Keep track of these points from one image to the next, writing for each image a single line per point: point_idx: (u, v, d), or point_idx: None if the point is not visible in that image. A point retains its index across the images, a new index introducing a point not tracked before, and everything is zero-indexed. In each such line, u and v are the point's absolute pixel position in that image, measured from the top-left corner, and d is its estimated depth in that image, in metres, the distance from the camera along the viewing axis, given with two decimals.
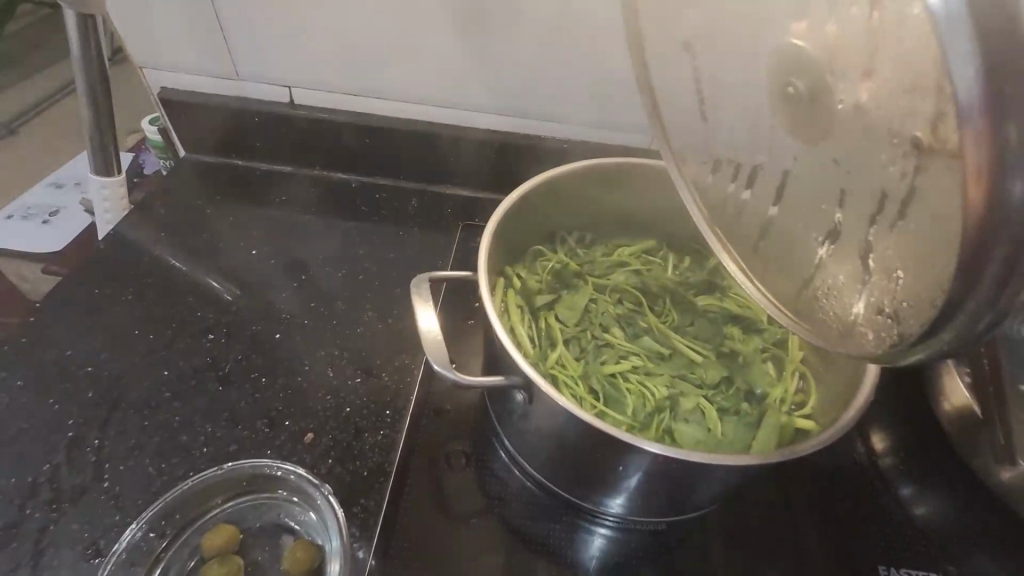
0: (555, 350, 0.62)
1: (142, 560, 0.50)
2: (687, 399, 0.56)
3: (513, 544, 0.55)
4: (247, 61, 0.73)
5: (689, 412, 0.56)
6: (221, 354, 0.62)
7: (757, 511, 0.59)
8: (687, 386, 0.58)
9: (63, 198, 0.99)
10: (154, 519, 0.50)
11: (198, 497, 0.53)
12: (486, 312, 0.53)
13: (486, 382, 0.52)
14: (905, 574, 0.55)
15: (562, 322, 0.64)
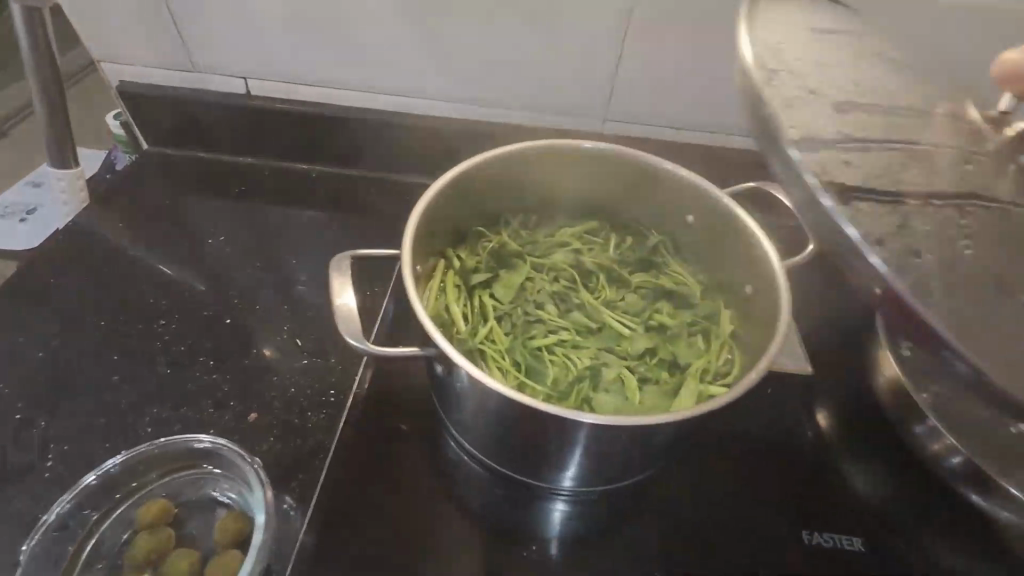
0: (464, 331, 0.49)
1: (64, 546, 0.42)
2: (606, 374, 0.45)
3: (447, 525, 0.49)
4: (200, 50, 0.72)
5: (605, 386, 0.44)
6: (130, 346, 0.58)
7: (690, 497, 0.54)
8: (611, 362, 0.46)
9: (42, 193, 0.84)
10: (81, 494, 0.43)
11: (123, 472, 0.44)
12: (404, 277, 0.43)
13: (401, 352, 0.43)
14: (836, 553, 0.51)
15: (496, 301, 0.52)
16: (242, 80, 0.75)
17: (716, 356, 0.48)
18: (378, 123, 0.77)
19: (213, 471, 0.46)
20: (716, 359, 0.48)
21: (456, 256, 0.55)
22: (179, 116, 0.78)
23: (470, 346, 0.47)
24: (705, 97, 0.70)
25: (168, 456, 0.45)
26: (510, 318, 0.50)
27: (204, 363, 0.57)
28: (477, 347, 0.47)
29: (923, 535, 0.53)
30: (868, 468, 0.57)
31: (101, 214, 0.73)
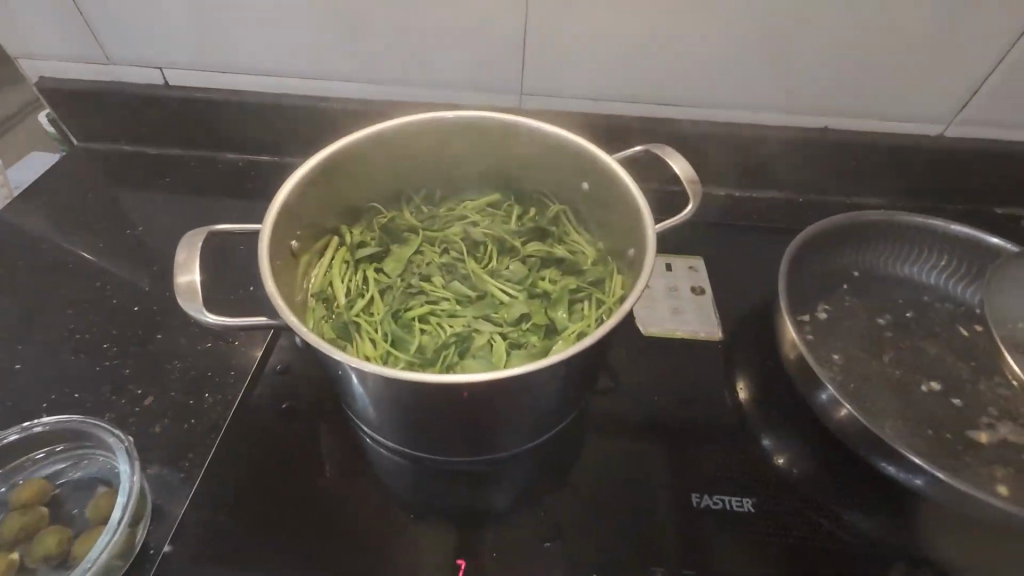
0: (346, 305, 0.50)
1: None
2: (474, 342, 0.46)
3: (336, 505, 0.49)
4: (111, 41, 0.72)
5: (473, 353, 0.45)
6: (37, 334, 0.59)
7: (593, 471, 0.53)
8: (483, 330, 0.47)
9: None
10: None
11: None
12: (264, 252, 0.44)
13: (253, 323, 0.43)
14: (738, 521, 0.50)
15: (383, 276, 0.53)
16: (158, 71, 0.75)
17: (595, 318, 0.49)
18: (296, 107, 0.76)
19: (89, 451, 0.46)
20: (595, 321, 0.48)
21: (349, 232, 0.56)
22: (102, 109, 0.79)
23: (346, 319, 0.48)
24: (618, 65, 0.69)
25: (42, 438, 0.45)
26: (394, 291, 0.51)
27: (107, 349, 0.58)
28: (353, 320, 0.48)
29: (820, 497, 0.52)
30: (774, 432, 0.57)
31: (25, 208, 0.74)
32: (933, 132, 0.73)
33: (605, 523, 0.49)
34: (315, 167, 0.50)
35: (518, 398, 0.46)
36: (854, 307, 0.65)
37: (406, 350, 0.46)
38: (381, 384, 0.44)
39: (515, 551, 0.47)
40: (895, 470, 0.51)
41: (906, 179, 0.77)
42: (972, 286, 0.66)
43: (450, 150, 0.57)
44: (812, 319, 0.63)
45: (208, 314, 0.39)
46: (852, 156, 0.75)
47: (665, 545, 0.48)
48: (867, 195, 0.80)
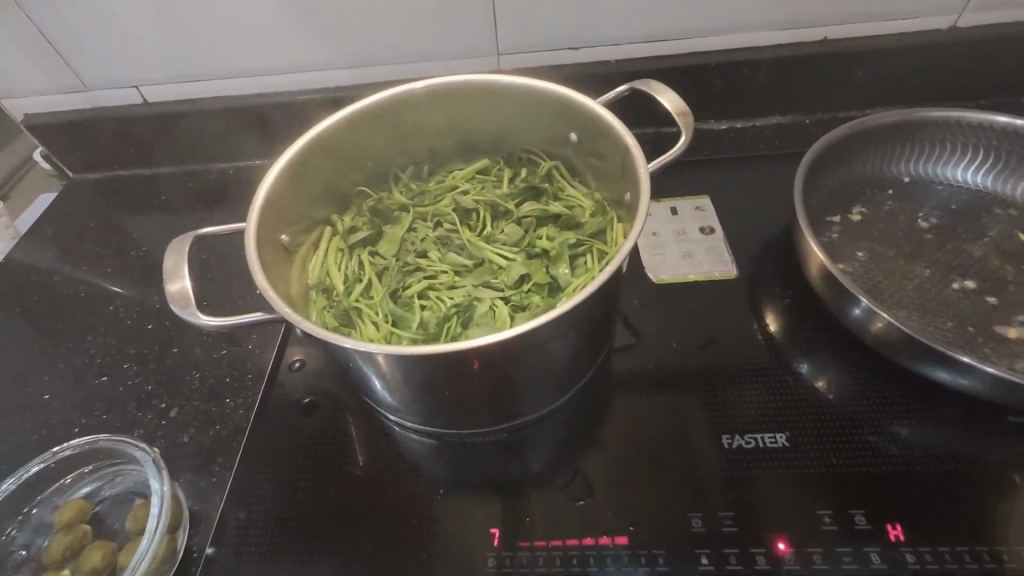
0: (344, 294, 0.49)
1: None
2: (476, 310, 0.45)
3: (371, 490, 0.50)
4: (85, 67, 0.72)
5: (477, 319, 0.44)
6: (60, 364, 0.60)
7: (623, 426, 0.52)
8: (484, 297, 0.46)
9: None
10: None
11: (35, 481, 0.46)
12: (252, 247, 0.43)
13: (252, 320, 0.42)
14: (776, 460, 0.48)
15: (379, 259, 0.52)
16: (135, 90, 0.75)
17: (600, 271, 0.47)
18: (275, 105, 0.75)
19: (121, 466, 0.47)
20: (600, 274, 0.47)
21: (339, 221, 0.55)
22: (88, 138, 0.79)
23: (347, 307, 0.47)
24: (593, 6, 0.65)
25: (75, 459, 0.47)
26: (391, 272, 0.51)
27: (129, 369, 0.59)
28: (354, 306, 0.47)
29: (861, 422, 0.50)
30: (804, 364, 0.54)
31: (32, 246, 0.75)
32: (939, 25, 0.68)
33: (638, 475, 0.49)
34: (293, 159, 0.49)
35: (531, 358, 0.44)
36: (883, 217, 0.61)
37: (410, 328, 0.45)
38: (388, 363, 0.43)
39: (548, 513, 0.47)
40: (943, 376, 0.48)
41: (921, 80, 0.72)
42: (1007, 177, 0.62)
43: (426, 121, 0.55)
44: (843, 221, 0.61)
45: (204, 317, 0.39)
46: (858, 65, 0.70)
47: (697, 489, 0.47)
48: (881, 105, 0.74)
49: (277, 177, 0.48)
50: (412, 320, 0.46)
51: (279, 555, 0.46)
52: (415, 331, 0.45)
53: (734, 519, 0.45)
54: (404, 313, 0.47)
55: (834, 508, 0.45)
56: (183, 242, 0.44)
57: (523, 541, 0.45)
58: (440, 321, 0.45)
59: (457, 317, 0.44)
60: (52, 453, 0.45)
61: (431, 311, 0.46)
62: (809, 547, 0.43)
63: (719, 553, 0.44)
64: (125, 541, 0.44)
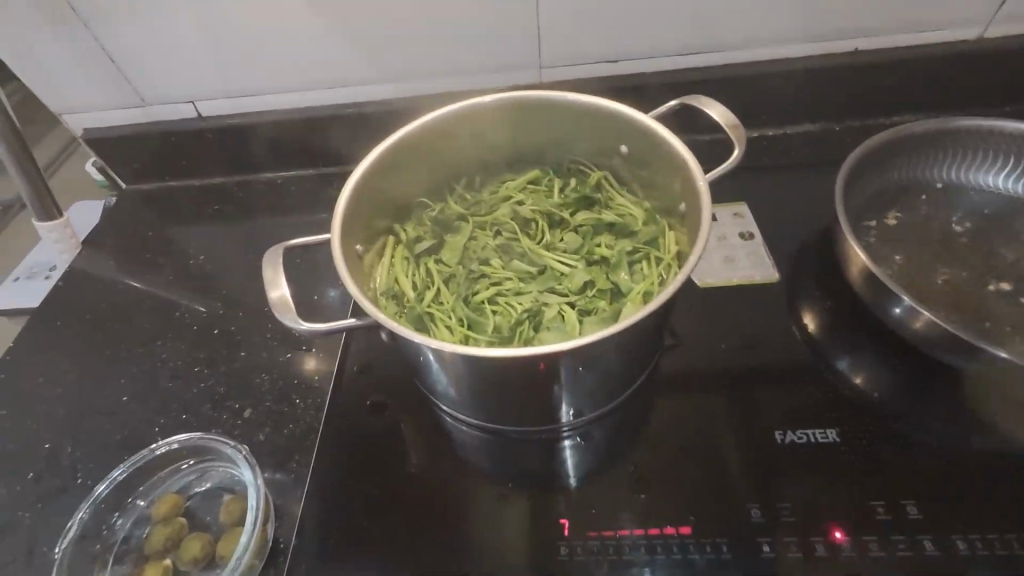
0: (416, 299, 0.53)
1: (96, 550, 0.47)
2: (546, 314, 0.48)
3: (441, 484, 0.53)
4: (145, 85, 0.75)
5: (548, 323, 0.48)
6: (134, 368, 0.63)
7: (679, 422, 0.54)
8: (551, 302, 0.50)
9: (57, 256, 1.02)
10: (102, 502, 0.48)
11: (133, 476, 0.49)
12: (336, 257, 0.46)
13: (340, 326, 0.45)
14: (824, 454, 0.51)
15: (444, 266, 0.55)
16: (190, 105, 0.78)
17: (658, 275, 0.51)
18: (324, 118, 0.78)
19: (211, 462, 0.50)
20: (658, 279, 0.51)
21: (401, 231, 0.58)
22: (142, 151, 0.82)
23: (422, 313, 0.51)
24: (634, 22, 0.68)
25: (169, 456, 0.50)
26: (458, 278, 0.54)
27: (200, 372, 0.62)
28: (428, 312, 0.51)
29: (905, 418, 0.53)
30: (848, 363, 0.57)
31: (93, 256, 0.79)
32: (967, 36, 0.71)
33: (695, 469, 0.51)
34: (363, 173, 0.51)
35: (597, 360, 0.47)
36: (919, 221, 0.64)
37: (484, 332, 0.49)
38: (465, 364, 0.46)
39: (613, 505, 0.50)
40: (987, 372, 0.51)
41: (949, 89, 0.74)
42: None
43: (483, 135, 0.58)
44: (879, 226, 0.63)
45: (303, 322, 0.42)
46: (887, 76, 0.73)
47: (754, 481, 0.50)
48: (909, 113, 0.77)
49: (352, 191, 0.50)
50: (486, 324, 0.49)
51: (359, 546, 0.49)
52: (489, 335, 0.48)
53: (791, 509, 0.48)
54: (477, 317, 0.50)
55: (885, 499, 0.48)
56: (274, 260, 0.47)
57: (591, 531, 0.48)
58: (513, 325, 0.48)
59: (529, 322, 0.48)
60: (150, 450, 0.49)
61: (501, 316, 0.50)
62: (865, 535, 0.46)
63: (780, 541, 0.46)
64: (219, 533, 0.47)
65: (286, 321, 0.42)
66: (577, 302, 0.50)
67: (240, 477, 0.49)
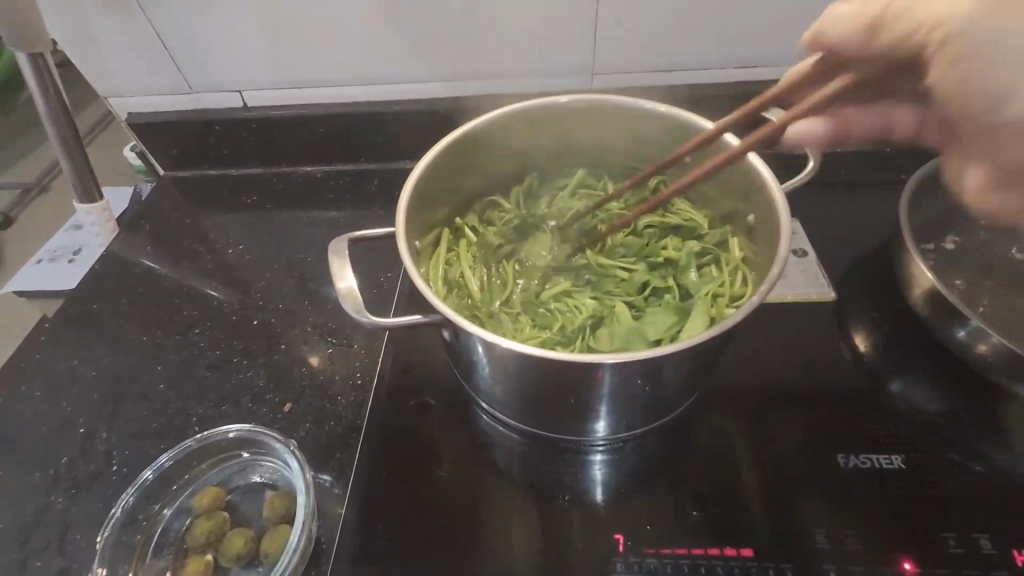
0: (482, 299, 0.55)
1: (137, 538, 0.46)
2: (610, 313, 0.51)
3: (487, 489, 0.51)
4: (194, 73, 0.75)
5: (612, 322, 0.50)
6: (171, 355, 0.62)
7: (732, 435, 0.53)
8: (614, 304, 0.52)
9: (83, 238, 1.02)
10: (145, 490, 0.47)
11: (178, 464, 0.49)
12: (401, 251, 0.46)
13: (404, 323, 0.46)
14: (886, 478, 0.49)
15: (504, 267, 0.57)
16: (238, 94, 0.78)
17: (720, 284, 0.53)
18: (371, 114, 0.77)
19: (257, 455, 0.49)
20: (719, 287, 0.52)
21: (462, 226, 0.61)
22: (184, 138, 0.82)
23: (489, 312, 0.54)
24: (695, 32, 0.68)
25: (215, 445, 0.49)
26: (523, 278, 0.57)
27: (239, 363, 0.61)
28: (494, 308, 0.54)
29: (970, 446, 0.51)
30: (905, 383, 0.55)
31: (128, 241, 0.78)
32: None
33: (753, 488, 0.50)
34: (427, 167, 0.52)
35: (662, 374, 0.46)
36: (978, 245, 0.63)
37: (549, 330, 0.51)
38: (524, 369, 0.45)
39: (669, 523, 0.48)
40: None
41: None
42: None
43: (544, 137, 0.59)
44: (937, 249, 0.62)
45: (366, 314, 0.44)
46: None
47: (818, 504, 0.48)
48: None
49: (416, 186, 0.52)
50: (551, 322, 0.51)
51: (405, 553, 0.47)
52: (554, 333, 0.51)
53: (859, 537, 0.46)
54: (541, 316, 0.52)
55: (956, 531, 0.46)
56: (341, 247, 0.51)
57: (648, 549, 0.47)
58: (579, 324, 0.50)
59: (594, 322, 0.50)
60: (198, 439, 0.48)
61: (564, 316, 0.52)
62: (937, 568, 0.44)
63: (849, 569, 0.44)
64: (262, 530, 0.45)
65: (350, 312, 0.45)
66: (639, 304, 0.52)
67: (285, 473, 0.48)
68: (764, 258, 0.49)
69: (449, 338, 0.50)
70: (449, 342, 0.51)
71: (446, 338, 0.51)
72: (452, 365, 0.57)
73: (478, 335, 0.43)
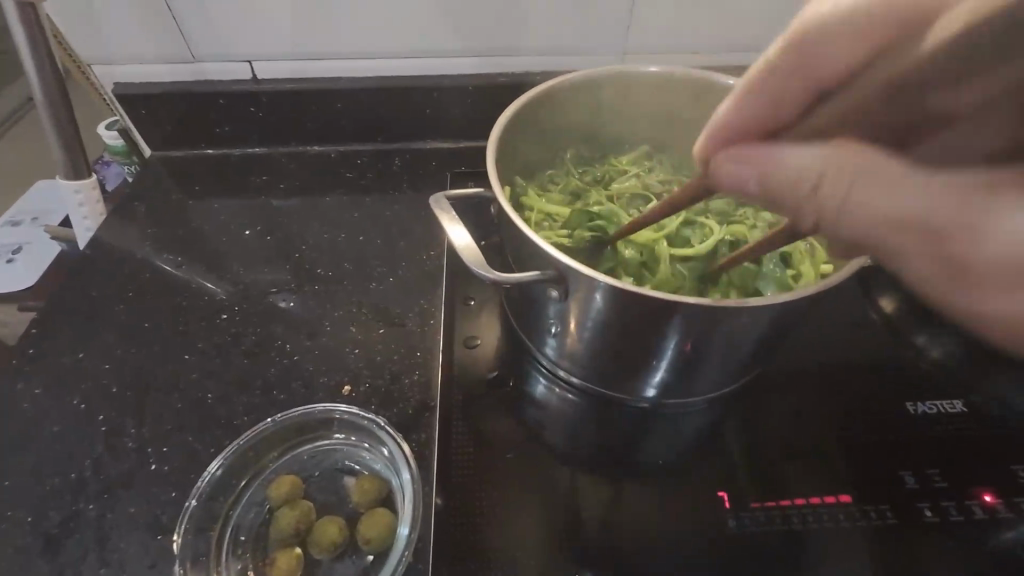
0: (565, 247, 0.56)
1: (213, 523, 0.45)
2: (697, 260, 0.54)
3: (579, 457, 0.51)
4: (199, 37, 0.68)
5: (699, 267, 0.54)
6: (199, 343, 0.56)
7: (801, 391, 0.56)
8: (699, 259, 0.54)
9: (25, 233, 0.85)
10: (220, 479, 0.46)
11: (258, 445, 0.48)
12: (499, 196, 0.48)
13: (522, 278, 0.44)
14: (948, 420, 0.53)
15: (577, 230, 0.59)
16: (247, 64, 0.71)
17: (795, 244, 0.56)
18: (393, 90, 0.74)
19: (341, 438, 0.50)
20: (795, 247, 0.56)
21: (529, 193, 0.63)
22: (182, 113, 0.75)
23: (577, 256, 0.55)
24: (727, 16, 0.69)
25: (297, 425, 0.49)
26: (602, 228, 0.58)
27: (281, 347, 0.56)
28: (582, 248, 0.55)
29: (1006, 392, 0.56)
30: (940, 336, 0.60)
31: (120, 224, 0.70)
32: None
33: (833, 440, 0.52)
34: (514, 111, 0.56)
35: (758, 334, 0.46)
36: None
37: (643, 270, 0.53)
38: (632, 315, 0.44)
39: (763, 476, 0.50)
40: None
41: None
42: None
43: (610, 107, 0.64)
44: None
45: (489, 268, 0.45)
46: None
47: (896, 447, 0.51)
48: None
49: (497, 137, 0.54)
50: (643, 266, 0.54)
51: (508, 530, 0.46)
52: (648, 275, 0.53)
53: (940, 475, 0.50)
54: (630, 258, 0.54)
55: (1022, 462, 0.50)
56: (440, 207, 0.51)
57: (750, 503, 0.48)
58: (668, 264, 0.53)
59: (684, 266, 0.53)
60: (278, 419, 0.48)
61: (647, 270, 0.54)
62: (1012, 497, 0.48)
63: (937, 505, 0.48)
64: (350, 515, 0.45)
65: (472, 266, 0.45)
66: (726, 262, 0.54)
67: (370, 456, 0.49)
68: None
69: (552, 297, 0.48)
70: (543, 304, 0.51)
71: (551, 298, 0.49)
72: (517, 323, 0.57)
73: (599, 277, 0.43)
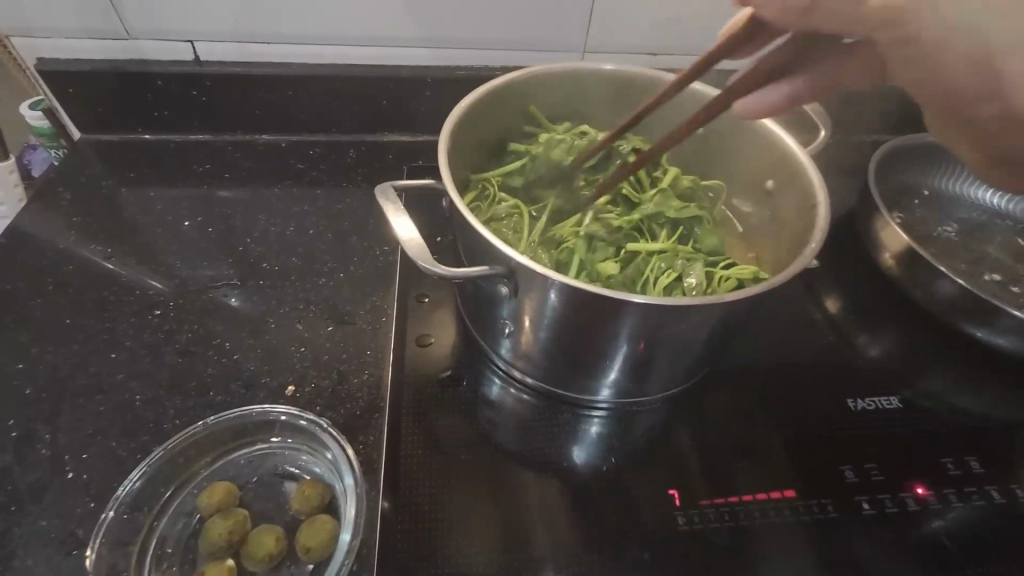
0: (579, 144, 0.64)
1: (136, 536, 0.42)
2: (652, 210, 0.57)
3: (521, 458, 0.50)
4: (133, 12, 0.63)
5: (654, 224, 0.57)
6: (128, 341, 0.52)
7: (747, 387, 0.57)
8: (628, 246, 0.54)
9: None
10: (146, 489, 0.43)
11: (188, 452, 0.45)
12: (450, 189, 0.46)
13: (474, 275, 0.43)
14: (886, 415, 0.56)
15: (533, 222, 0.58)
16: (188, 45, 0.67)
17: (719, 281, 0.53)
18: (348, 79, 0.71)
19: (282, 442, 0.47)
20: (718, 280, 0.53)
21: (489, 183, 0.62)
22: (114, 94, 0.69)
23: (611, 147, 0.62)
24: (684, 16, 0.70)
25: (234, 429, 0.46)
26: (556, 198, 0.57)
27: (221, 345, 0.53)
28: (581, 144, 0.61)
29: (933, 389, 0.59)
30: (875, 336, 0.62)
31: (43, 212, 0.64)
32: None
33: (782, 437, 0.53)
34: (477, 97, 0.56)
35: (704, 335, 0.46)
36: (922, 218, 0.71)
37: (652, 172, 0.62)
38: (585, 312, 0.44)
39: (712, 474, 0.50)
40: (984, 334, 0.59)
41: None
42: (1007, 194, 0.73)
43: (569, 99, 0.64)
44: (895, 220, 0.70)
45: (438, 266, 0.43)
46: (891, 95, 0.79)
47: (838, 444, 0.53)
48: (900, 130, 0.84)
49: (452, 128, 0.53)
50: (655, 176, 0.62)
51: (463, 535, 0.44)
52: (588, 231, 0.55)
53: (880, 470, 0.52)
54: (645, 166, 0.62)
55: (952, 456, 0.53)
56: (388, 195, 0.50)
57: (702, 501, 0.48)
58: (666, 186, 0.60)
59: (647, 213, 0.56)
60: (212, 422, 0.45)
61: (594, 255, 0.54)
62: (941, 488, 0.51)
63: (877, 499, 0.50)
64: (291, 524, 0.43)
65: (422, 265, 0.43)
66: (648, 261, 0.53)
67: (312, 461, 0.46)
68: (796, 216, 0.54)
69: (505, 295, 0.48)
70: (496, 301, 0.50)
71: (503, 296, 0.48)
72: (468, 318, 0.56)
73: (549, 274, 0.42)
